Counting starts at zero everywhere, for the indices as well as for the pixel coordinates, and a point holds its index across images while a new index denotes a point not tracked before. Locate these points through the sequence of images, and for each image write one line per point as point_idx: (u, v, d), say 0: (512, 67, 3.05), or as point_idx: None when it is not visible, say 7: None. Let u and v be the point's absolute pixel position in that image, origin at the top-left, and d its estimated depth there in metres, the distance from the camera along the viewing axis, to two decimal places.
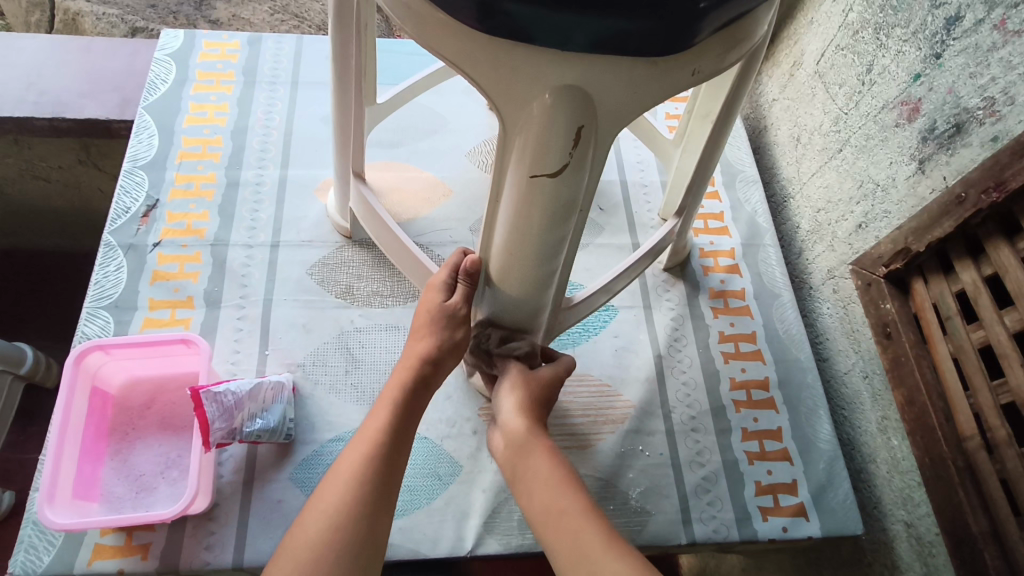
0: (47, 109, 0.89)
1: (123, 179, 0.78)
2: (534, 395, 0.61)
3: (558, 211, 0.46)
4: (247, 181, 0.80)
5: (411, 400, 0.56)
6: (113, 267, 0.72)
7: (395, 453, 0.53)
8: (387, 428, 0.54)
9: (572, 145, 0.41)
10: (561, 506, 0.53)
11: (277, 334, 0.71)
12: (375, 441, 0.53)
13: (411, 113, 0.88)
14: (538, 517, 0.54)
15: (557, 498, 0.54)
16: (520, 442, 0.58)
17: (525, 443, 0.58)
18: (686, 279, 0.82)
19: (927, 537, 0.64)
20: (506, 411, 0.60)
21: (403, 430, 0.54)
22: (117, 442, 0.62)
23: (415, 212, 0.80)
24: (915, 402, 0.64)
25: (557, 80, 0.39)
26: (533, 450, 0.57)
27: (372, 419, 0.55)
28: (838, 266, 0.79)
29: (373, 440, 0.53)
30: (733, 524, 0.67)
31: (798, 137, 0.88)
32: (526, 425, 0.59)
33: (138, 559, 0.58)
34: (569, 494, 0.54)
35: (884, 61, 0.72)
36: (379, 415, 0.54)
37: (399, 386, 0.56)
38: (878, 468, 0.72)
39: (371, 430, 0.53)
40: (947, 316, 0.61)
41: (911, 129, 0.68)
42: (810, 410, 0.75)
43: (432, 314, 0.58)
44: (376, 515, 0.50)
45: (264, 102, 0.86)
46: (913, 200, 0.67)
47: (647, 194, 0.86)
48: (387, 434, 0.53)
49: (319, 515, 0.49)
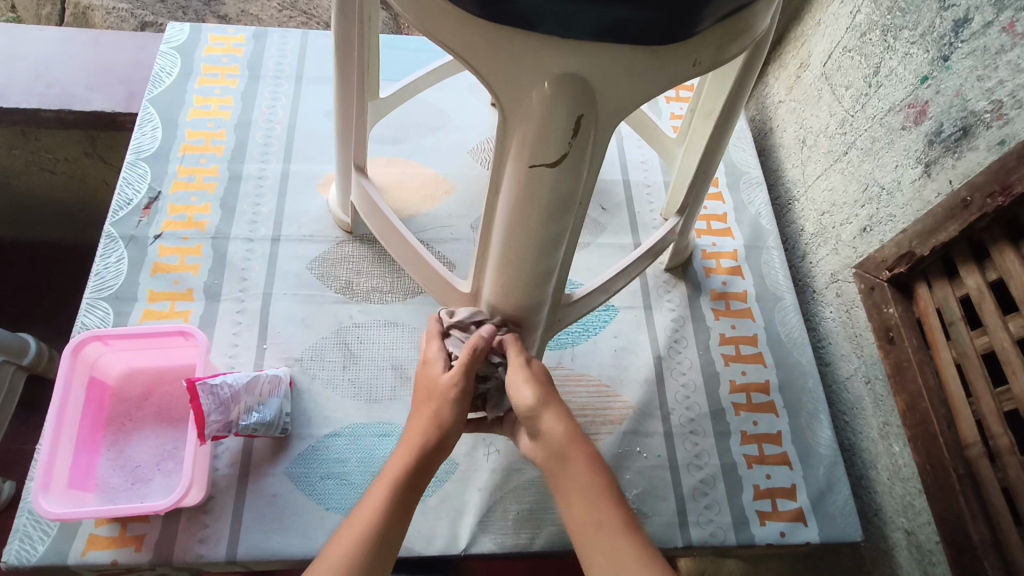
0: (53, 101, 0.90)
1: (126, 171, 0.78)
2: (540, 376, 0.57)
3: (558, 203, 0.46)
4: (249, 175, 0.80)
5: (411, 481, 0.52)
6: (114, 258, 0.72)
7: (391, 537, 0.49)
8: (385, 510, 0.49)
9: (571, 134, 0.41)
10: (598, 515, 0.50)
11: (276, 328, 0.71)
12: (371, 526, 0.48)
13: (414, 109, 0.88)
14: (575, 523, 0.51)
15: (596, 507, 0.50)
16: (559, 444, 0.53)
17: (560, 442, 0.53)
18: (688, 280, 0.82)
19: (928, 545, 0.64)
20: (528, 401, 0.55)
21: (402, 512, 0.50)
22: (113, 433, 0.62)
23: (416, 209, 0.80)
24: (917, 408, 0.63)
25: (556, 68, 0.38)
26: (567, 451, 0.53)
27: (368, 501, 0.50)
28: (841, 270, 0.78)
29: (369, 523, 0.48)
30: (730, 528, 0.67)
31: (804, 139, 0.87)
32: (564, 423, 0.54)
33: (132, 550, 0.58)
34: (609, 505, 0.50)
35: (891, 64, 0.72)
36: (376, 496, 0.50)
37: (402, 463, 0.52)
38: (879, 474, 0.71)
39: (367, 511, 0.49)
40: (951, 321, 0.61)
41: (917, 132, 0.68)
42: (811, 415, 0.74)
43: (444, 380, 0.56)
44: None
45: (269, 97, 0.86)
46: (918, 204, 0.67)
47: (650, 194, 0.85)
48: (385, 514, 0.49)
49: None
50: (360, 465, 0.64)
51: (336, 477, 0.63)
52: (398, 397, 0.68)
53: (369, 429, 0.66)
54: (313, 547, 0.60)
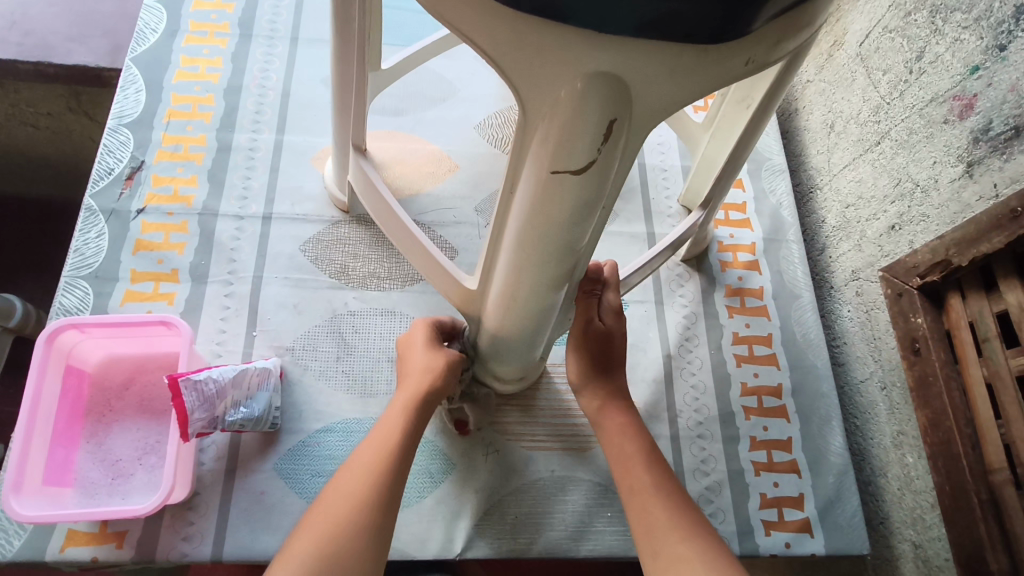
0: (32, 52, 0.84)
1: (107, 138, 0.73)
2: (596, 336, 0.59)
3: (581, 209, 0.41)
4: (239, 146, 0.74)
5: (420, 415, 0.56)
6: (94, 234, 0.68)
7: (402, 470, 0.52)
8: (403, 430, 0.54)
9: (602, 140, 0.36)
10: (650, 518, 0.52)
11: (266, 314, 0.67)
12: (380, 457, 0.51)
13: (419, 79, 0.82)
14: (639, 536, 0.52)
15: (646, 508, 0.52)
16: (595, 415, 0.59)
17: (618, 432, 0.58)
18: (702, 273, 0.78)
19: (936, 561, 0.62)
20: (570, 370, 0.61)
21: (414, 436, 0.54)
22: (92, 425, 0.59)
23: (417, 187, 0.75)
24: (940, 426, 0.60)
25: (588, 66, 0.33)
26: (619, 441, 0.57)
27: (386, 423, 0.54)
28: (864, 268, 0.74)
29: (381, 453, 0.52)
30: (734, 537, 0.65)
31: (832, 124, 0.82)
32: (604, 384, 0.60)
33: (113, 547, 0.56)
34: (667, 515, 0.51)
35: (938, 49, 0.65)
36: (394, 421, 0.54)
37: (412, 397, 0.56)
38: (888, 483, 0.69)
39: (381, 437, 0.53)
40: (985, 337, 0.57)
41: (961, 127, 0.62)
42: (823, 420, 0.71)
43: (417, 356, 0.59)
44: (377, 535, 0.48)
45: (261, 59, 0.80)
46: (956, 206, 0.62)
47: (667, 179, 0.80)
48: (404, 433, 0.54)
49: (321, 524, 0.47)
50: None
51: (327, 475, 0.61)
52: (394, 392, 0.65)
53: (363, 425, 0.63)
54: None
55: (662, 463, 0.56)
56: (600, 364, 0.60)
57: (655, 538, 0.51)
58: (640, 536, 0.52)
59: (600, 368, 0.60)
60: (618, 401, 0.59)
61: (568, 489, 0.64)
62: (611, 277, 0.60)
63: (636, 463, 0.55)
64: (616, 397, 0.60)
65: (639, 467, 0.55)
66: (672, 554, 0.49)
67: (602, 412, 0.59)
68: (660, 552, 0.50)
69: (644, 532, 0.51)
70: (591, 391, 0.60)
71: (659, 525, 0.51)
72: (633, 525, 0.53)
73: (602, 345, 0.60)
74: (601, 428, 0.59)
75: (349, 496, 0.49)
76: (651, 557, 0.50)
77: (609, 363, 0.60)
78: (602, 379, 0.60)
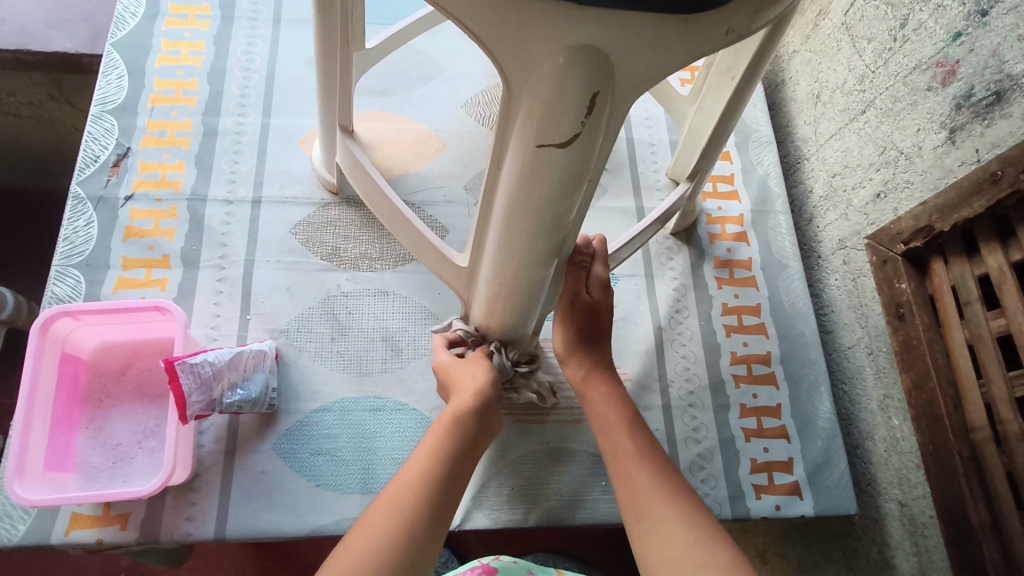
0: (10, 40, 0.83)
1: (91, 125, 0.72)
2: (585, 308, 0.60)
3: (567, 183, 0.42)
4: (226, 130, 0.74)
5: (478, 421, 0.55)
6: (82, 221, 0.68)
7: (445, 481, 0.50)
8: (442, 452, 0.51)
9: (585, 113, 0.37)
10: (637, 484, 0.53)
11: (259, 297, 0.67)
12: (422, 476, 0.49)
13: (404, 58, 0.82)
14: (623, 501, 0.53)
15: (633, 474, 0.53)
16: (579, 386, 0.60)
17: (602, 402, 0.59)
18: (691, 245, 0.78)
19: (921, 518, 0.64)
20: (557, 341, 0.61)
21: (464, 457, 0.52)
22: (91, 410, 0.60)
23: (405, 167, 0.75)
24: (923, 388, 0.61)
25: (570, 40, 0.33)
26: (604, 410, 0.58)
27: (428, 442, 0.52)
28: (850, 236, 0.75)
29: (423, 473, 0.50)
30: (726, 502, 0.66)
31: (818, 94, 0.82)
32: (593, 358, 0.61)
33: (118, 529, 0.57)
34: (650, 477, 0.53)
35: (921, 16, 0.65)
36: (429, 442, 0.52)
37: (450, 417, 0.54)
38: (875, 446, 0.71)
39: (422, 456, 0.51)
40: (966, 301, 0.58)
41: (944, 94, 0.63)
42: (812, 386, 0.72)
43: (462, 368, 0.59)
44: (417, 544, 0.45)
45: (244, 41, 0.79)
46: (939, 172, 0.63)
47: (655, 153, 0.81)
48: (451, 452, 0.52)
49: (362, 541, 0.45)
50: (350, 441, 0.62)
51: (326, 453, 0.62)
52: (389, 370, 0.66)
53: (360, 404, 0.64)
54: (304, 524, 0.59)
55: (646, 430, 0.57)
56: (586, 337, 0.61)
57: (639, 501, 0.52)
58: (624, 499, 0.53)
59: (586, 339, 0.61)
60: (605, 371, 0.61)
61: (562, 461, 0.65)
62: (599, 250, 0.61)
63: (620, 430, 0.57)
64: (600, 367, 0.61)
65: (625, 434, 0.56)
66: (654, 513, 0.51)
67: (586, 382, 0.60)
68: (644, 515, 0.51)
69: (630, 495, 0.53)
70: (575, 361, 0.60)
71: (643, 488, 0.52)
72: (616, 489, 0.54)
73: (590, 317, 0.61)
74: (586, 398, 0.60)
75: (392, 503, 0.47)
76: (635, 519, 0.52)
77: (596, 334, 0.62)
78: (588, 349, 0.61)
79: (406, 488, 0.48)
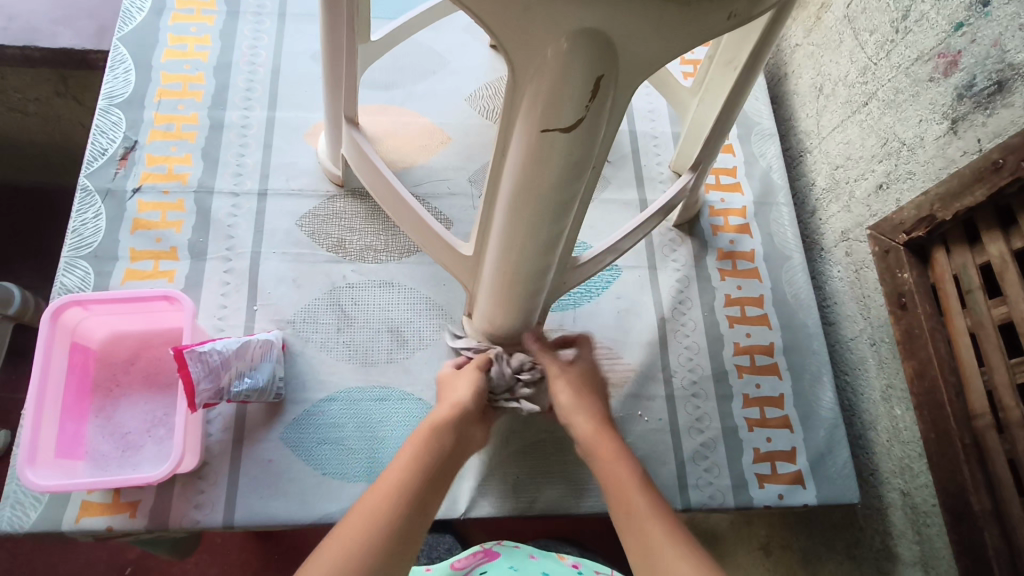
0: (18, 36, 0.83)
1: (99, 119, 0.73)
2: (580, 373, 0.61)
3: (571, 168, 0.42)
4: (232, 124, 0.75)
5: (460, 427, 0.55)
6: (91, 214, 0.68)
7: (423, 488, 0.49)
8: (421, 459, 0.51)
9: (590, 97, 0.37)
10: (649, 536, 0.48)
11: (265, 288, 0.68)
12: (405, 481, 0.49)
13: (408, 52, 0.82)
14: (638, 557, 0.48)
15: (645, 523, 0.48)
16: (590, 439, 0.56)
17: (611, 458, 0.54)
18: (694, 237, 0.79)
19: (924, 507, 0.64)
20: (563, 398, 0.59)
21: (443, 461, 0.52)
22: (101, 399, 0.60)
23: (410, 159, 0.76)
24: (925, 376, 0.62)
25: (574, 23, 0.34)
26: (615, 466, 0.53)
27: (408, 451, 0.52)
28: (853, 228, 0.75)
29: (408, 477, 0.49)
30: (729, 491, 0.67)
31: (821, 87, 0.82)
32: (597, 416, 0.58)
33: (127, 517, 0.57)
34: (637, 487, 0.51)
35: (923, 7, 0.66)
36: (410, 448, 0.52)
37: (431, 424, 0.54)
38: (878, 436, 0.71)
39: (401, 461, 0.50)
40: (969, 289, 0.58)
41: (946, 84, 0.63)
42: (814, 377, 0.73)
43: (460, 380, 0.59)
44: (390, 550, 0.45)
45: (249, 36, 0.80)
46: (941, 162, 0.63)
47: (658, 146, 0.81)
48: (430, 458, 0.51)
49: (339, 547, 0.44)
50: (356, 431, 0.63)
51: (332, 442, 0.62)
52: (395, 360, 0.66)
53: (366, 393, 0.65)
54: (311, 512, 0.59)
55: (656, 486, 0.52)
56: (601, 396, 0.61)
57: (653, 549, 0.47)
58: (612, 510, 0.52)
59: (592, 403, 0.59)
60: (611, 429, 0.57)
61: (566, 450, 0.65)
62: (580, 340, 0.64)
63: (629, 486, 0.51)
64: (607, 427, 0.57)
65: (634, 489, 0.51)
66: (641, 523, 0.49)
67: (596, 436, 0.56)
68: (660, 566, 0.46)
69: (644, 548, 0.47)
70: (582, 416, 0.57)
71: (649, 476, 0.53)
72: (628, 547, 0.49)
73: (585, 372, 0.61)
74: (596, 451, 0.55)
75: (369, 510, 0.47)
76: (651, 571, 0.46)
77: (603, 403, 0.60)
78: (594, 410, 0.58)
79: (386, 494, 0.48)
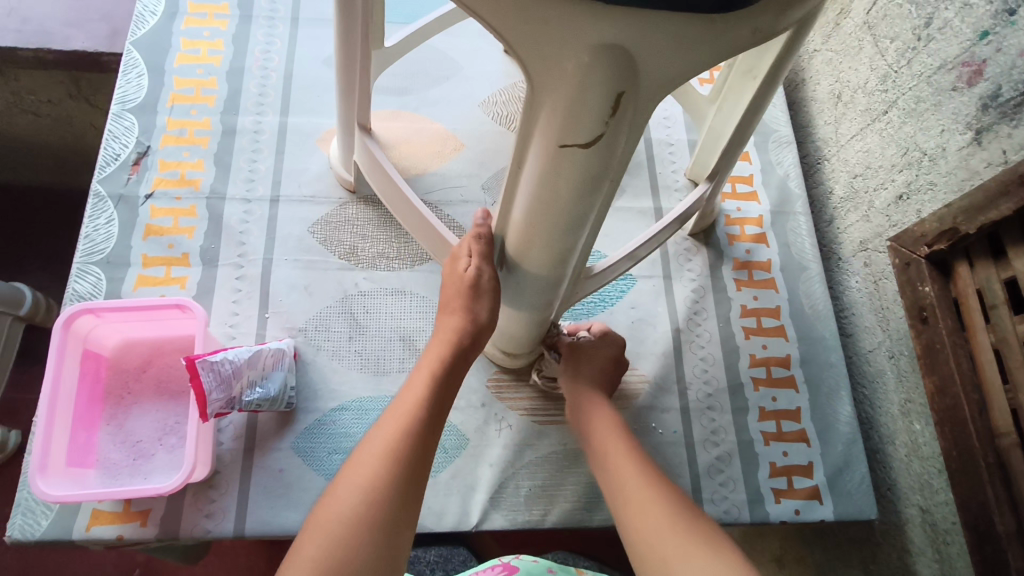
0: (31, 38, 0.83)
1: (112, 123, 0.73)
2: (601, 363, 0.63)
3: (590, 182, 0.41)
4: (244, 129, 0.74)
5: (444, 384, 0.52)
6: (103, 219, 0.68)
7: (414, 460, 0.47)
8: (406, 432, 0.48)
9: (610, 113, 0.36)
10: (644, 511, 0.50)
11: (277, 296, 0.67)
12: (391, 441, 0.47)
13: (422, 57, 0.81)
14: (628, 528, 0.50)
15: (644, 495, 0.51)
16: (583, 403, 0.60)
17: (606, 424, 0.57)
18: (710, 246, 0.78)
19: (943, 525, 0.63)
20: (573, 380, 0.62)
21: (435, 408, 0.50)
22: (112, 407, 0.60)
23: (423, 166, 0.75)
24: (947, 393, 0.61)
25: (595, 38, 0.33)
26: (606, 427, 0.57)
27: (396, 408, 0.50)
28: (872, 238, 0.74)
29: (393, 436, 0.47)
30: (744, 505, 0.66)
31: (840, 95, 0.81)
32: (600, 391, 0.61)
33: (138, 526, 0.57)
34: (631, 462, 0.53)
35: (946, 15, 0.64)
36: (393, 419, 0.49)
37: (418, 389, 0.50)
38: (896, 451, 0.70)
39: (382, 434, 0.47)
40: (993, 304, 0.57)
41: (969, 94, 0.62)
42: (832, 390, 0.72)
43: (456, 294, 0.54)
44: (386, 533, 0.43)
45: (262, 40, 0.79)
46: (964, 174, 0.62)
47: (673, 153, 0.80)
48: (424, 408, 0.49)
49: (321, 532, 0.43)
50: None
51: (344, 452, 0.62)
52: (407, 369, 0.66)
53: (378, 403, 0.64)
54: None
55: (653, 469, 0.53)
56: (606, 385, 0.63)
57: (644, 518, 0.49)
58: (617, 505, 0.51)
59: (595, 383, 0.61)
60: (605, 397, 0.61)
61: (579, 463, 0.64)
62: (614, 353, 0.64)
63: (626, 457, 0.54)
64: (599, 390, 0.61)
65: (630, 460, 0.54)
66: (638, 499, 0.51)
67: (589, 403, 0.60)
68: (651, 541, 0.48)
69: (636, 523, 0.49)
70: (583, 386, 0.61)
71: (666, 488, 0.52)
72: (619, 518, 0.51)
73: (602, 360, 0.63)
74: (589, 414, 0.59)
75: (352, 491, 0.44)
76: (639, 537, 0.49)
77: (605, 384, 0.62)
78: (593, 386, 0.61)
79: (369, 475, 0.45)
